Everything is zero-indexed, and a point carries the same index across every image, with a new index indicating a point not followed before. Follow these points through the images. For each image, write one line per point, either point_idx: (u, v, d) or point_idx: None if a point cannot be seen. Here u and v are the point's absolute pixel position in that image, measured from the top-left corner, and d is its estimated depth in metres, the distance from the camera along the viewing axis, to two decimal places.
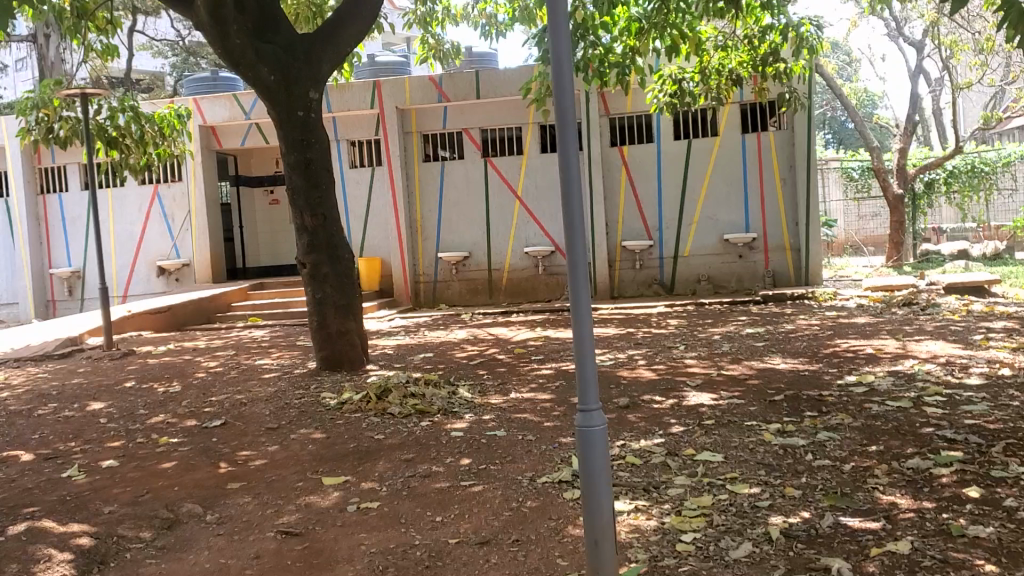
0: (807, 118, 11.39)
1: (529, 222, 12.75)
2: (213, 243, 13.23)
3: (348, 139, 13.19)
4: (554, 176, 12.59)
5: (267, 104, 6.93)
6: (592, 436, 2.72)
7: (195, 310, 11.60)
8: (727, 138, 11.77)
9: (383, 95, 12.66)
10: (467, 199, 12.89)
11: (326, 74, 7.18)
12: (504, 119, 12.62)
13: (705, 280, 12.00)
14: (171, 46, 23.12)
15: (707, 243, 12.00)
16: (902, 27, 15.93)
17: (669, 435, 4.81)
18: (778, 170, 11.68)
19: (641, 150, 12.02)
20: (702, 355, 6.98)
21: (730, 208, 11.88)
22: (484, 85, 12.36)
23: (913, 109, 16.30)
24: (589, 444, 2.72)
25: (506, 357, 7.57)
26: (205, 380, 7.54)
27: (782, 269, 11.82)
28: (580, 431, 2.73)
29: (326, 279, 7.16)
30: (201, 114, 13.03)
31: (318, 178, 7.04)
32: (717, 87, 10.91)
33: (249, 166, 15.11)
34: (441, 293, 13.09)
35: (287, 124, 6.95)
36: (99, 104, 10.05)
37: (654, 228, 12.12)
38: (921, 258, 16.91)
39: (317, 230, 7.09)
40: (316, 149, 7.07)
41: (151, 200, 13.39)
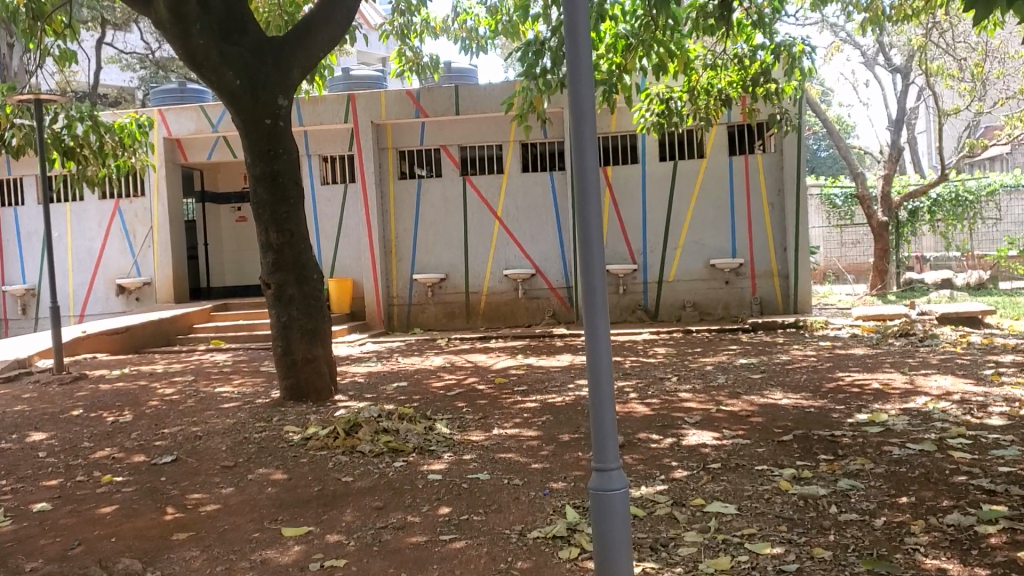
0: (798, 140, 10.97)
1: (508, 244, 12.28)
2: (175, 261, 12.64)
3: (320, 155, 12.67)
4: (535, 196, 12.13)
5: (231, 111, 6.43)
6: (610, 499, 2.45)
7: (155, 331, 10.98)
8: (715, 160, 11.38)
9: (357, 109, 12.17)
10: (444, 220, 12.40)
11: (297, 80, 6.69)
12: (483, 136, 12.17)
13: (691, 307, 11.56)
14: (139, 59, 22.46)
15: (693, 268, 11.58)
16: (887, 53, 15.71)
17: (672, 482, 4.32)
18: (766, 195, 11.29)
19: (625, 171, 11.60)
20: (697, 389, 6.50)
21: (716, 233, 11.48)
22: (463, 101, 11.92)
23: (897, 137, 16.08)
24: (606, 506, 2.45)
25: (487, 388, 7.05)
26: (160, 409, 6.95)
27: (770, 296, 11.40)
28: (595, 493, 2.47)
29: (292, 301, 6.62)
30: (166, 126, 12.47)
31: (285, 191, 6.53)
32: (706, 107, 10.54)
33: (216, 181, 14.55)
34: (415, 316, 12.56)
35: (253, 131, 6.43)
36: (56, 112, 9.46)
37: (638, 252, 11.68)
38: (904, 287, 16.62)
39: (283, 247, 6.55)
40: (284, 160, 6.55)
41: (111, 214, 12.79)
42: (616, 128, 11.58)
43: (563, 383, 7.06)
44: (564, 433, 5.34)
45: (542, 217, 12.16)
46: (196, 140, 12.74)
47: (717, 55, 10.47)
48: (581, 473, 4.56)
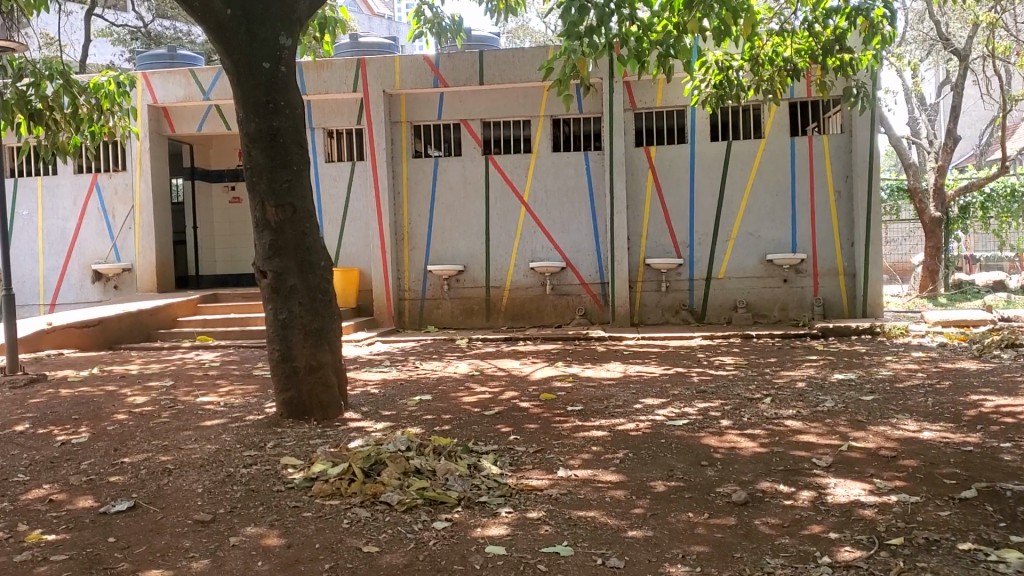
0: (870, 120, 9.73)
1: (535, 232, 10.95)
2: (159, 245, 11.24)
3: (325, 128, 11.31)
4: (567, 179, 10.81)
5: (221, 50, 5.07)
6: None
7: (132, 324, 9.58)
8: (775, 140, 10.16)
9: (368, 76, 10.84)
10: (463, 204, 11.07)
11: (303, 17, 5.35)
12: (510, 111, 10.85)
13: (743, 308, 10.32)
14: (130, 32, 21.08)
15: (746, 263, 10.33)
16: (946, 33, 14.35)
17: (848, 572, 2.94)
18: (832, 181, 10.08)
19: (672, 150, 10.38)
20: (805, 417, 5.10)
21: (774, 224, 10.24)
22: (488, 70, 10.57)
23: (954, 126, 14.66)
24: None
25: (532, 406, 5.66)
26: (125, 426, 5.57)
27: (834, 298, 10.17)
28: None
29: (294, 295, 5.24)
30: (151, 92, 11.07)
31: (286, 155, 5.15)
32: (771, 78, 9.27)
33: (208, 158, 13.24)
34: (429, 313, 11.22)
35: (247, 77, 5.07)
36: (20, 67, 7.97)
37: (685, 244, 10.44)
38: (954, 289, 15.36)
39: (284, 226, 5.19)
40: (286, 115, 5.17)
41: (87, 191, 11.42)
42: (662, 102, 10.36)
43: (627, 402, 5.66)
44: (657, 480, 3.95)
45: (575, 202, 10.83)
46: (184, 110, 11.35)
47: (785, 19, 9.18)
48: (707, 550, 3.17)
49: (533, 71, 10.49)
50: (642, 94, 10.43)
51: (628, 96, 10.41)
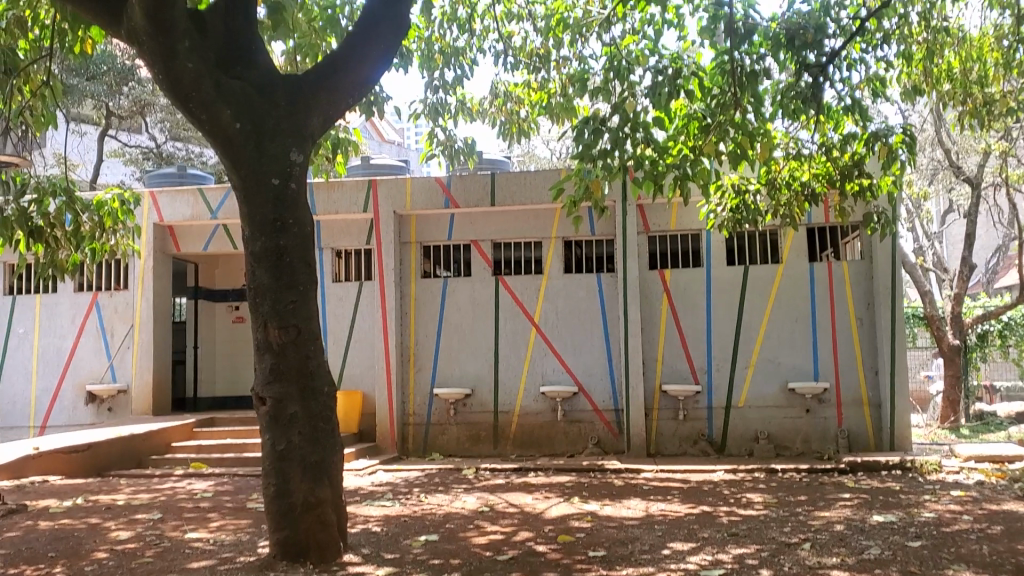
0: (891, 247, 9.58)
1: (546, 355, 10.64)
2: (157, 366, 10.88)
3: (333, 248, 11.24)
4: (578, 301, 10.60)
5: (229, 164, 4.86)
6: None
7: (124, 449, 9.11)
8: (793, 265, 9.98)
9: (379, 196, 10.82)
10: (472, 326, 10.82)
11: (316, 133, 5.12)
12: (521, 232, 10.79)
13: (765, 438, 9.84)
14: (141, 152, 21.32)
15: (766, 391, 9.95)
16: (957, 161, 14.35)
17: None
18: (853, 308, 9.84)
19: (686, 274, 10.19)
20: (852, 568, 4.64)
21: (795, 351, 9.92)
22: (500, 191, 10.56)
23: (969, 253, 14.48)
24: None
25: (549, 549, 5.19)
26: (103, 567, 5.09)
27: (859, 429, 9.72)
28: None
29: (293, 424, 4.85)
30: (157, 210, 10.95)
31: (292, 276, 4.88)
32: (789, 203, 9.07)
33: (213, 278, 13.06)
34: (433, 439, 10.78)
35: (253, 194, 4.84)
36: (24, 184, 7.81)
37: (702, 370, 10.08)
38: (977, 420, 14.87)
39: (287, 349, 4.86)
40: (293, 234, 4.91)
41: (87, 309, 11.16)
42: (676, 225, 10.23)
43: (653, 547, 5.18)
44: None
45: (586, 325, 10.57)
46: (190, 229, 11.20)
47: (801, 144, 9.08)
48: None
49: (545, 192, 10.49)
50: (656, 217, 10.33)
51: (641, 219, 10.33)
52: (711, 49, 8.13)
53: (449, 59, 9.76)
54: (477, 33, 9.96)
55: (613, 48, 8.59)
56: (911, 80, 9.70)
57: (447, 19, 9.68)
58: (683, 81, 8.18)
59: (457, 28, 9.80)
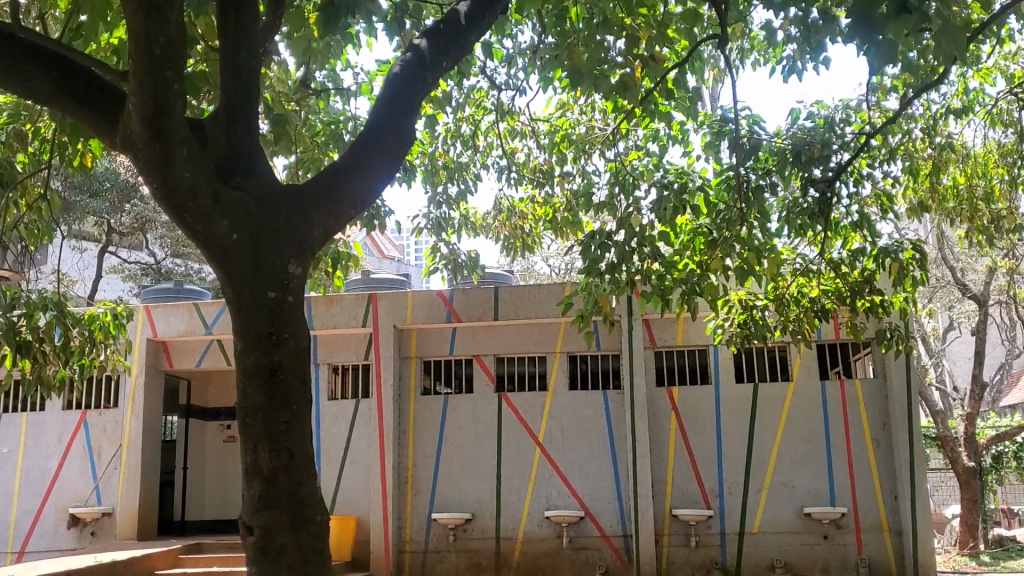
0: (906, 366, 9.45)
1: (551, 476, 10.37)
2: (144, 488, 10.44)
3: (329, 363, 11.07)
4: (583, 419, 10.42)
5: (225, 277, 4.63)
6: None
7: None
8: (804, 384, 9.88)
9: (379, 311, 10.72)
10: (474, 446, 10.57)
11: (316, 245, 4.91)
12: (525, 347, 10.68)
13: (781, 567, 9.53)
14: (141, 268, 21.24)
15: (781, 517, 9.67)
16: (963, 279, 14.24)
17: None
18: (868, 428, 9.68)
19: (694, 391, 10.08)
20: None
21: (810, 475, 9.70)
22: (503, 305, 10.49)
23: (980, 372, 14.20)
24: None
25: None
26: None
27: (880, 557, 9.44)
28: None
29: (283, 556, 4.48)
30: (151, 325, 10.71)
31: (286, 395, 4.60)
32: (799, 319, 8.77)
33: (205, 395, 12.72)
34: (431, 567, 10.35)
35: (248, 308, 4.60)
36: (14, 298, 7.58)
37: (713, 494, 9.82)
38: (997, 545, 14.28)
39: (278, 474, 4.55)
40: (289, 349, 4.65)
41: (74, 428, 10.79)
42: (683, 340, 10.17)
43: None
44: None
45: (592, 445, 10.36)
46: (185, 344, 10.94)
47: (809, 260, 8.95)
48: None
49: (549, 306, 10.42)
50: (663, 332, 10.27)
51: (647, 334, 10.25)
52: (718, 164, 8.03)
53: (452, 175, 9.76)
54: (480, 149, 9.93)
55: (619, 163, 8.52)
56: (918, 195, 9.58)
57: (450, 135, 9.67)
58: (690, 196, 8.07)
59: (461, 144, 9.79)
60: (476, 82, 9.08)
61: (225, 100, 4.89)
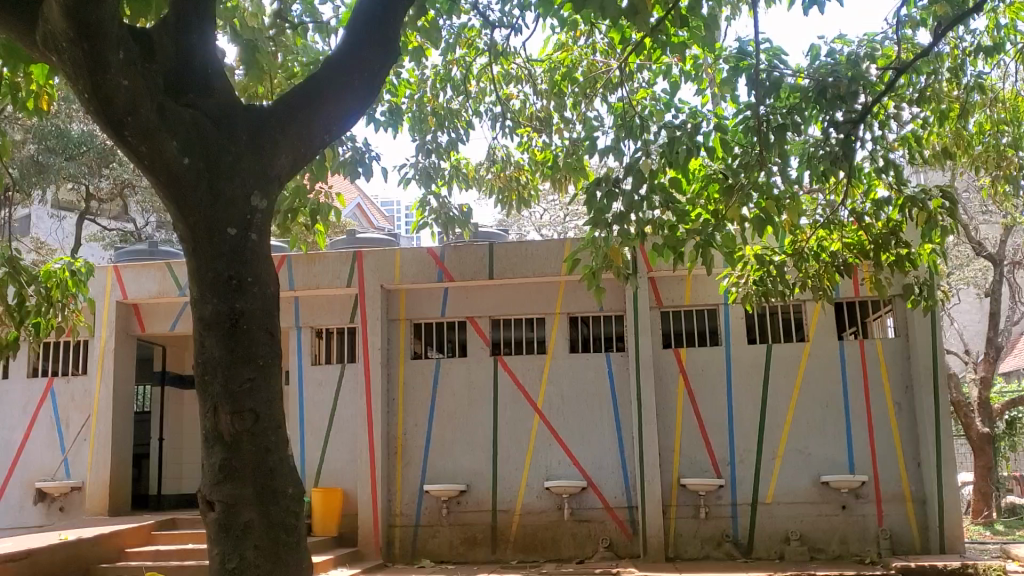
0: (931, 324, 8.98)
1: (550, 445, 9.76)
2: (115, 461, 9.80)
3: (313, 327, 10.42)
4: (584, 383, 9.81)
5: (175, 210, 3.95)
6: None
7: (70, 557, 7.96)
8: (821, 344, 9.36)
9: (365, 270, 10.07)
10: (469, 412, 9.95)
11: (285, 173, 4.22)
12: (522, 308, 10.05)
13: (797, 539, 9.02)
14: (120, 235, 20.39)
15: (796, 486, 9.16)
16: (979, 237, 13.57)
17: None
18: (890, 391, 9.19)
19: (703, 354, 9.52)
20: None
21: (827, 442, 9.19)
22: (498, 264, 9.85)
23: (995, 334, 13.59)
24: None
25: None
26: None
27: (902, 528, 8.96)
28: None
29: (249, 533, 3.83)
30: (121, 286, 10.02)
31: (250, 347, 3.94)
32: (819, 275, 8.19)
33: (182, 362, 12.06)
34: (423, 543, 9.75)
35: (204, 245, 3.93)
36: None
37: (724, 462, 9.28)
38: (1011, 513, 13.77)
39: (241, 440, 3.90)
40: (253, 294, 3.98)
41: (40, 396, 10.12)
42: (691, 300, 9.60)
43: None
44: None
45: (594, 410, 9.76)
46: (157, 307, 10.24)
47: (828, 211, 8.34)
48: None
49: (548, 264, 9.79)
50: (670, 291, 9.69)
51: (653, 293, 9.67)
52: (734, 104, 7.40)
53: (442, 122, 8.98)
54: (472, 95, 9.17)
55: (625, 104, 7.83)
56: (942, 141, 8.85)
57: (440, 79, 8.94)
58: (703, 137, 7.41)
59: (451, 89, 9.04)
60: (467, 18, 8.34)
61: (177, 8, 4.26)
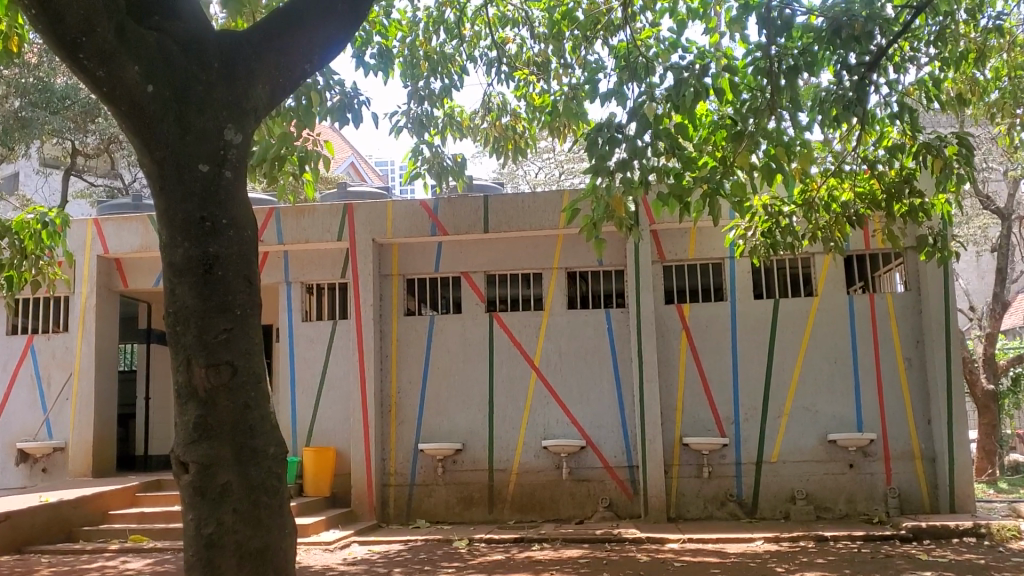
0: (944, 278, 8.68)
1: (549, 403, 9.48)
2: (99, 420, 9.52)
3: (303, 282, 10.09)
4: (584, 339, 9.52)
5: (140, 142, 3.60)
6: None
7: (52, 520, 7.70)
8: (829, 299, 9.07)
9: (356, 223, 9.71)
10: (465, 370, 9.66)
11: (261, 105, 3.87)
12: (519, 262, 9.72)
13: (803, 498, 8.80)
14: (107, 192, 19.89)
15: (803, 445, 8.92)
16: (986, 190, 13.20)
17: None
18: (900, 347, 8.91)
19: (707, 309, 9.23)
20: None
21: (834, 400, 8.94)
22: (494, 217, 9.50)
23: (1002, 290, 13.28)
24: None
25: None
26: None
27: (911, 487, 8.74)
28: None
29: (227, 496, 3.52)
30: (101, 240, 9.65)
31: (225, 295, 3.60)
32: (829, 227, 7.88)
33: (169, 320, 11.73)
34: (419, 504, 9.50)
35: (171, 183, 3.58)
36: None
37: (728, 421, 9.03)
38: (1013, 472, 13.59)
39: (216, 396, 3.57)
40: (228, 237, 3.63)
41: (20, 354, 9.80)
42: (694, 254, 9.28)
43: None
44: None
45: (594, 368, 9.48)
46: (140, 262, 9.89)
47: (839, 160, 8.00)
48: None
49: (546, 217, 9.44)
50: (672, 244, 9.37)
51: (655, 247, 9.35)
52: (744, 44, 7.01)
53: (435, 67, 8.54)
54: (467, 39, 8.72)
55: (627, 46, 7.43)
56: (957, 87, 8.48)
57: (433, 22, 8.49)
58: (710, 80, 7.03)
59: (444, 32, 8.61)
60: None
61: None
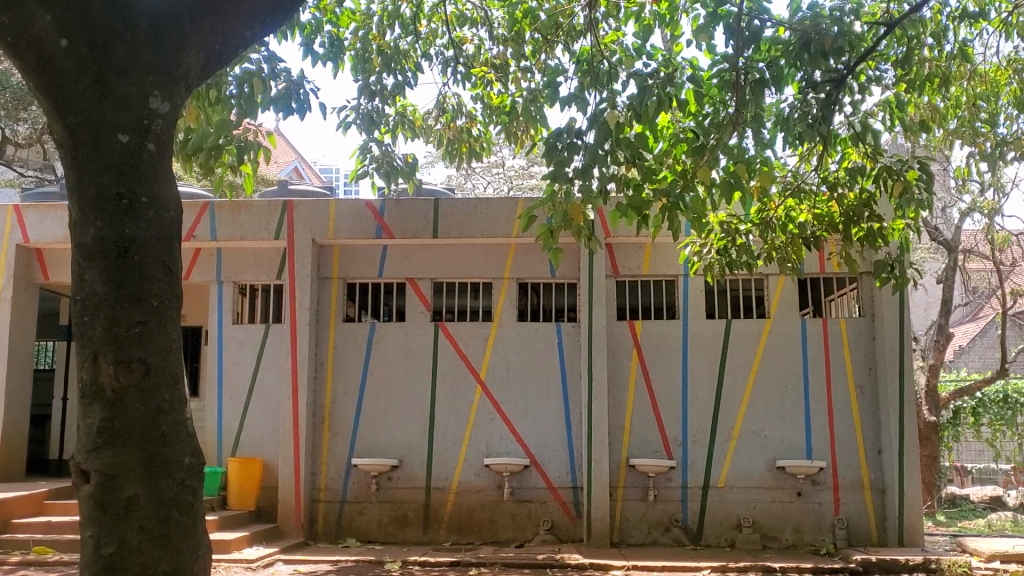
0: (899, 305, 8.54)
1: (492, 419, 9.12)
2: (9, 421, 8.90)
3: (237, 282, 9.60)
4: (531, 353, 9.19)
5: (51, 105, 3.18)
6: None
7: None
8: (782, 322, 8.89)
9: (296, 222, 9.26)
10: (405, 382, 9.25)
11: (193, 73, 3.47)
12: (466, 271, 9.37)
13: (749, 526, 8.57)
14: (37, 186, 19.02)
15: (751, 471, 8.70)
16: (934, 222, 13.21)
17: None
18: (852, 374, 8.76)
19: (658, 327, 8.98)
20: None
21: (785, 426, 8.74)
22: (443, 222, 9.14)
23: (946, 322, 13.28)
24: None
25: None
26: None
27: (859, 518, 8.56)
28: None
29: (133, 509, 3.09)
30: (22, 229, 9.06)
31: (142, 282, 3.19)
32: (786, 248, 7.68)
33: None
34: (350, 520, 9.05)
35: (86, 153, 3.18)
36: None
37: (675, 444, 8.77)
38: (951, 505, 13.57)
39: (126, 396, 3.15)
40: (147, 216, 3.23)
41: None
42: (648, 270, 9.05)
43: None
44: None
45: (540, 383, 9.15)
46: (63, 254, 9.31)
47: (800, 179, 7.82)
48: None
49: (497, 225, 9.11)
50: (626, 259, 9.11)
51: (609, 261, 9.08)
52: (710, 54, 6.78)
53: (389, 62, 8.15)
54: (422, 35, 8.36)
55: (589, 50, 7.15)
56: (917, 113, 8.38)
57: (387, 16, 8.13)
58: (674, 89, 6.78)
59: (399, 27, 8.25)
60: None
61: None
